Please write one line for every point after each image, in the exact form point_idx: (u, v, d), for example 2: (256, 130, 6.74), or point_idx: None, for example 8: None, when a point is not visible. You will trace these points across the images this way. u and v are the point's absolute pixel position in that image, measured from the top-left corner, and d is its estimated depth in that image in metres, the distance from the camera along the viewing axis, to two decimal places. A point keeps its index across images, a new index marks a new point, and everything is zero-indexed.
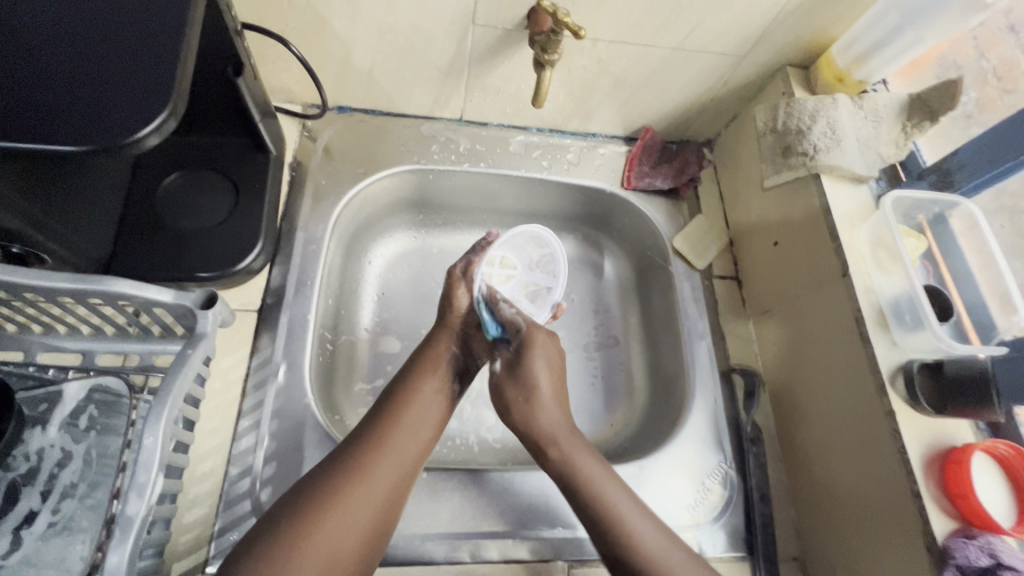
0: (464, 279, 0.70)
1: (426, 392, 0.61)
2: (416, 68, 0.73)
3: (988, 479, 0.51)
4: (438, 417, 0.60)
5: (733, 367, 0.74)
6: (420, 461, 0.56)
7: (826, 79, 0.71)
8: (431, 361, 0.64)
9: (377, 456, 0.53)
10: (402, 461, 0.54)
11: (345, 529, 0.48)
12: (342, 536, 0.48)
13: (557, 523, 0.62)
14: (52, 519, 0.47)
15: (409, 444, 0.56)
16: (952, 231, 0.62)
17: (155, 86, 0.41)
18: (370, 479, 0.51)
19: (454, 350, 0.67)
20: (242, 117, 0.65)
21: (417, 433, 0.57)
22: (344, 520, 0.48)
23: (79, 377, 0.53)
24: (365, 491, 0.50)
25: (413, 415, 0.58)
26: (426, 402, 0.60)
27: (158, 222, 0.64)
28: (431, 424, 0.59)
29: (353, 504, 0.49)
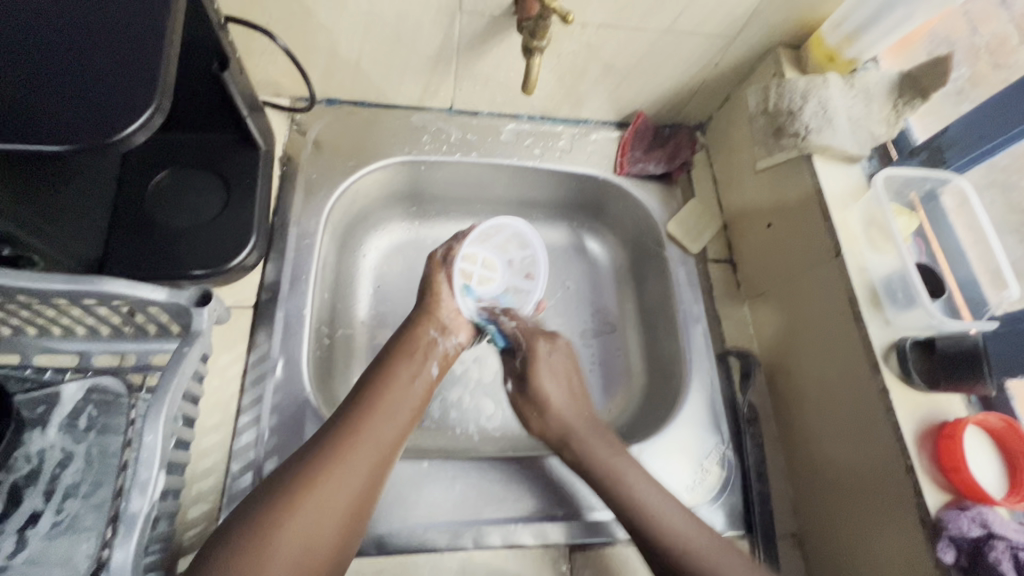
0: (445, 265, 0.70)
1: (403, 377, 0.60)
2: (404, 58, 0.72)
3: (980, 452, 0.52)
4: (415, 399, 0.60)
5: (728, 349, 0.75)
6: (398, 444, 0.57)
7: (817, 59, 0.71)
8: (409, 344, 0.64)
9: (348, 441, 0.53)
10: (377, 444, 0.54)
11: (319, 515, 0.48)
12: (316, 520, 0.48)
13: (591, 508, 0.63)
14: (56, 518, 0.48)
15: (385, 426, 0.56)
16: (944, 208, 0.62)
17: (139, 82, 0.40)
18: (343, 464, 0.51)
19: (433, 334, 0.66)
20: (230, 112, 0.64)
21: (393, 418, 0.57)
22: (314, 507, 0.49)
23: (77, 378, 0.52)
24: (338, 480, 0.51)
25: (391, 397, 0.58)
26: (402, 384, 0.60)
27: (149, 221, 0.63)
28: (408, 406, 0.59)
29: (326, 490, 0.50)
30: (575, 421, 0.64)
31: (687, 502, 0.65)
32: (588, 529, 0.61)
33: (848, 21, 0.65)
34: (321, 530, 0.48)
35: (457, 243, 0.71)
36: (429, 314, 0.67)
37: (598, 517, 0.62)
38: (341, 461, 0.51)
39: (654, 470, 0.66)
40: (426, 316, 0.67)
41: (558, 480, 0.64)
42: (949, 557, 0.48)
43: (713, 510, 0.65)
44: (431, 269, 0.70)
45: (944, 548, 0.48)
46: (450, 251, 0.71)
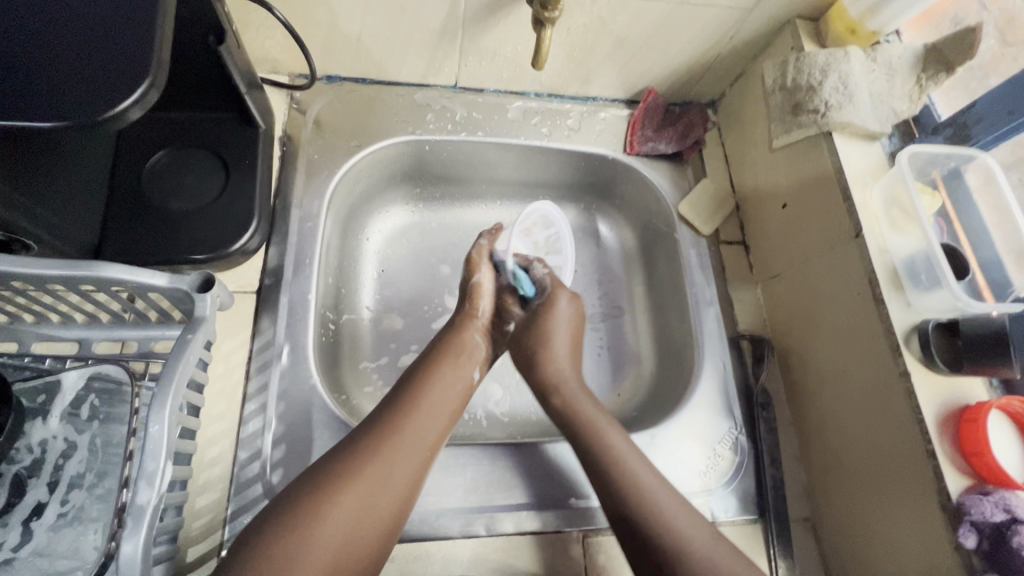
0: (486, 261, 0.70)
1: (445, 377, 0.59)
2: (408, 32, 0.69)
3: (1004, 438, 0.50)
4: (454, 404, 0.58)
5: (741, 333, 0.74)
6: (437, 451, 0.55)
7: (837, 32, 0.68)
8: (452, 346, 0.62)
9: (389, 449, 0.51)
10: (419, 452, 0.53)
11: (354, 522, 0.48)
12: (350, 528, 0.47)
13: (581, 495, 0.62)
14: (61, 509, 0.46)
15: (426, 433, 0.54)
16: (967, 186, 0.61)
17: (132, 54, 0.38)
18: (381, 471, 0.50)
19: (476, 338, 0.65)
20: (228, 89, 0.61)
21: (436, 423, 0.56)
22: (347, 515, 0.47)
23: (78, 367, 0.51)
24: (379, 486, 0.50)
25: (429, 402, 0.56)
26: (443, 387, 0.58)
27: (147, 204, 0.61)
28: (448, 411, 0.57)
29: (360, 497, 0.49)
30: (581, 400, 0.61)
31: (700, 487, 0.64)
32: (574, 517, 0.60)
33: None
34: (357, 538, 0.48)
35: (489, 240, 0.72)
36: (474, 321, 0.66)
37: (586, 506, 0.61)
38: (379, 468, 0.50)
39: (667, 455, 0.65)
40: (470, 319, 0.66)
41: (560, 468, 0.63)
42: (971, 542, 0.47)
43: (725, 495, 0.64)
44: (470, 268, 0.70)
45: (966, 533, 0.47)
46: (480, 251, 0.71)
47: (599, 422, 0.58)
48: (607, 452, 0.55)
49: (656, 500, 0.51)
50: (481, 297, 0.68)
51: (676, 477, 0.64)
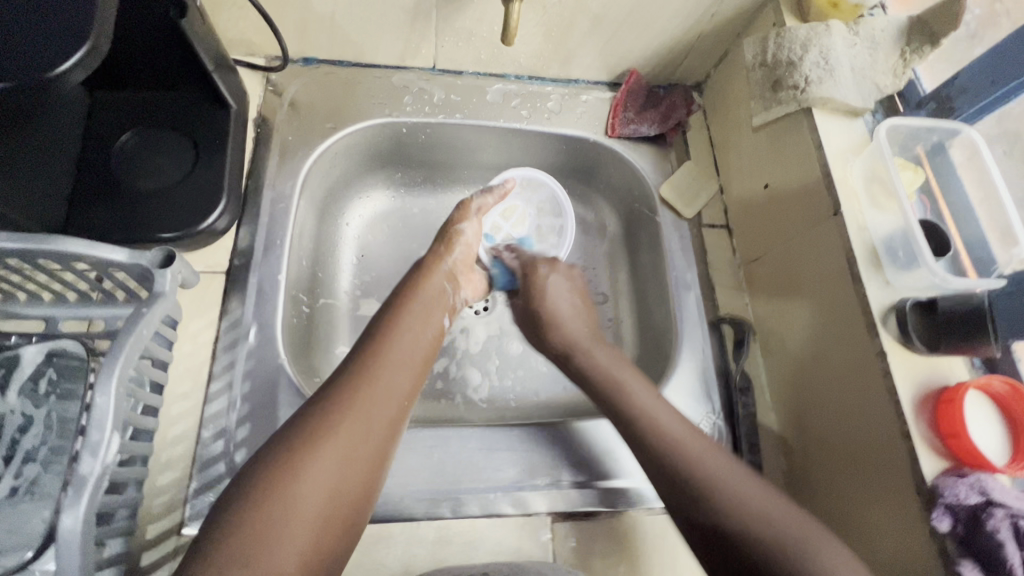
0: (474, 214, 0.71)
1: (415, 323, 0.58)
2: (380, 11, 0.68)
3: (982, 418, 0.49)
4: (427, 344, 0.58)
5: (722, 317, 0.72)
6: (416, 386, 0.54)
7: (818, 6, 0.65)
8: (422, 288, 0.62)
9: (369, 376, 0.50)
10: (397, 390, 0.51)
11: (350, 447, 0.46)
12: (345, 453, 0.45)
13: (615, 476, 0.61)
14: (14, 483, 0.46)
15: (403, 363, 0.53)
16: (952, 162, 0.59)
17: (73, 14, 0.38)
18: (367, 397, 0.49)
19: (445, 284, 0.64)
20: (195, 67, 0.61)
21: (410, 364, 0.54)
22: (343, 442, 0.46)
23: (38, 342, 0.51)
24: (362, 421, 0.48)
25: (404, 337, 0.56)
26: (415, 325, 0.58)
27: (115, 183, 0.61)
28: (421, 349, 0.57)
29: (354, 424, 0.47)
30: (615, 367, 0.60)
31: None
32: (605, 496, 0.60)
33: None
34: (354, 465, 0.45)
35: (493, 198, 0.73)
36: (441, 263, 0.66)
37: (615, 488, 0.61)
38: (363, 394, 0.49)
39: None
40: (438, 263, 0.65)
41: (598, 447, 0.63)
42: (945, 526, 0.45)
43: None
44: (459, 213, 0.71)
45: (941, 517, 0.46)
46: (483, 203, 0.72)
47: (625, 387, 0.58)
48: (636, 413, 0.55)
49: (690, 454, 0.50)
50: (458, 244, 0.68)
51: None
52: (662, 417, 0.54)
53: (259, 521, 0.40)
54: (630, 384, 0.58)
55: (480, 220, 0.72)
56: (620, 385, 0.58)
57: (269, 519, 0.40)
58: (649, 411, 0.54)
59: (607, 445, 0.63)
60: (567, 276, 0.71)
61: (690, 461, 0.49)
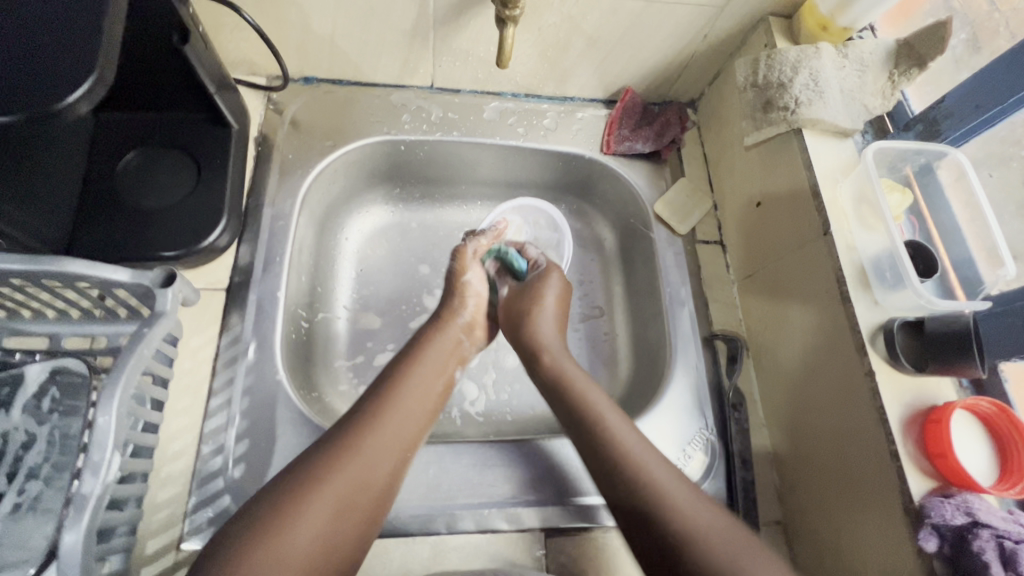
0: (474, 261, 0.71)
1: (426, 374, 0.60)
2: (379, 33, 0.70)
3: (970, 438, 0.50)
4: (437, 395, 0.60)
5: (715, 333, 0.73)
6: (421, 435, 0.56)
7: (809, 28, 0.67)
8: (435, 332, 0.65)
9: (371, 428, 0.53)
10: (399, 445, 0.53)
11: (345, 499, 0.48)
12: (338, 505, 0.48)
13: (595, 493, 0.61)
14: (18, 499, 0.47)
15: (408, 414, 0.56)
16: (940, 183, 0.59)
17: (81, 49, 0.39)
18: (368, 451, 0.51)
19: (461, 338, 0.66)
20: (198, 90, 0.62)
21: (416, 415, 0.56)
22: (343, 490, 0.48)
23: (42, 359, 0.52)
24: (359, 473, 0.50)
25: (413, 389, 0.58)
26: (425, 374, 0.60)
27: (118, 202, 0.62)
28: (431, 398, 0.59)
29: (352, 476, 0.49)
30: (598, 402, 0.57)
31: None
32: (580, 513, 0.60)
33: None
34: (348, 516, 0.48)
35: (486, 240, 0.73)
36: (456, 317, 0.67)
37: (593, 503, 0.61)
38: (365, 448, 0.51)
39: None
40: (454, 316, 0.67)
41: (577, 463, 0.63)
42: (932, 546, 0.46)
43: None
44: (459, 263, 0.70)
45: (927, 537, 0.46)
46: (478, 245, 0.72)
47: (609, 424, 0.55)
48: (617, 455, 0.52)
49: (670, 497, 0.48)
50: (470, 296, 0.69)
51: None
52: (646, 460, 0.51)
53: None
54: (610, 420, 0.55)
55: (480, 266, 0.72)
56: (601, 422, 0.55)
57: (260, 573, 0.42)
58: (643, 457, 0.51)
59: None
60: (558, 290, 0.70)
61: (674, 507, 0.47)
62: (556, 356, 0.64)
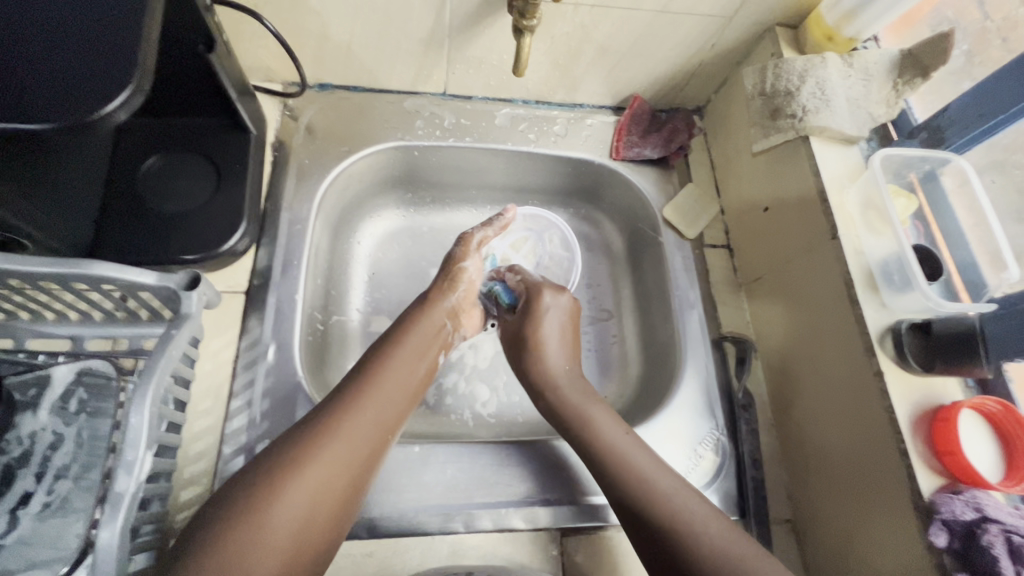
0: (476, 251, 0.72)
1: (405, 355, 0.60)
2: (396, 41, 0.71)
3: (977, 437, 0.51)
4: (416, 381, 0.59)
5: (724, 335, 0.74)
6: (399, 422, 0.56)
7: (815, 37, 0.69)
8: (424, 316, 0.65)
9: (350, 410, 0.52)
10: (379, 423, 0.54)
11: (325, 480, 0.48)
12: (320, 487, 0.47)
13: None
14: (47, 499, 0.48)
15: (386, 400, 0.55)
16: (944, 188, 0.61)
17: (120, 59, 0.40)
18: (348, 431, 0.51)
19: (446, 323, 0.67)
20: (220, 96, 0.63)
21: (396, 397, 0.56)
22: (326, 465, 0.48)
23: (69, 361, 0.53)
24: (342, 450, 0.50)
25: (395, 370, 0.58)
26: (405, 360, 0.60)
27: (140, 206, 0.63)
28: (411, 383, 0.59)
29: (333, 455, 0.49)
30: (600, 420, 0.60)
31: None
32: (589, 513, 0.61)
33: None
34: (326, 496, 0.48)
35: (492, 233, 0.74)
36: (442, 301, 0.67)
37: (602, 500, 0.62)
38: (344, 427, 0.51)
39: None
40: (440, 302, 0.67)
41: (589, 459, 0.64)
42: (942, 541, 0.47)
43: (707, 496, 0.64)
44: (460, 250, 0.72)
45: (937, 532, 0.48)
46: (480, 240, 0.73)
47: (610, 439, 0.57)
48: (626, 471, 0.54)
49: (683, 514, 0.49)
50: (462, 282, 0.70)
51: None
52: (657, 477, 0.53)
53: (231, 550, 0.42)
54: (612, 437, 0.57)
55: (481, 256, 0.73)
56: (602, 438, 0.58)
57: (239, 553, 0.42)
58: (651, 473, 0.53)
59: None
60: (561, 306, 0.71)
61: (677, 516, 0.49)
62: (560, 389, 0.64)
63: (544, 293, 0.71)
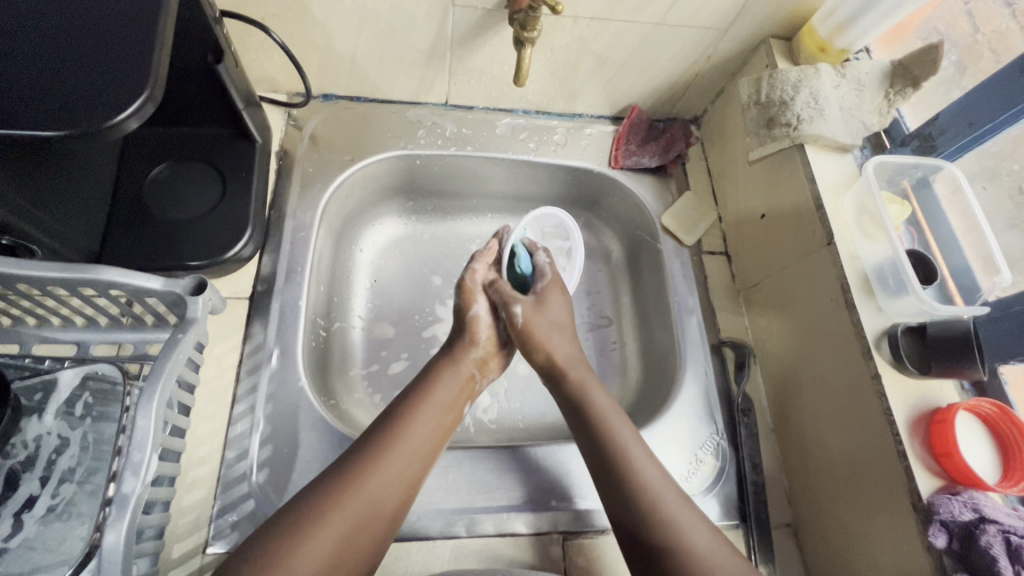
0: (484, 290, 0.68)
1: (436, 402, 0.59)
2: (399, 52, 0.73)
3: (973, 438, 0.52)
4: (444, 430, 0.58)
5: (723, 340, 0.75)
6: (423, 474, 0.55)
7: (809, 49, 0.71)
8: (449, 369, 0.63)
9: (368, 475, 0.51)
10: (406, 478, 0.53)
11: (336, 551, 0.46)
12: (345, 536, 0.47)
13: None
14: (52, 502, 0.48)
15: (420, 445, 0.55)
16: (936, 195, 0.63)
17: (133, 70, 0.41)
18: (364, 498, 0.50)
19: (474, 370, 0.64)
20: (227, 106, 0.65)
21: (424, 446, 0.56)
22: (351, 516, 0.48)
23: (74, 365, 0.53)
24: (368, 501, 0.50)
25: (426, 416, 0.57)
26: (434, 412, 0.58)
27: (147, 213, 0.64)
28: (437, 434, 0.57)
29: (345, 528, 0.48)
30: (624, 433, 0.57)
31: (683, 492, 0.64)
32: (578, 519, 0.61)
33: (839, 10, 0.65)
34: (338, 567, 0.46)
35: (480, 266, 0.69)
36: (469, 349, 0.65)
37: (588, 508, 0.62)
38: (358, 496, 0.49)
39: None
40: (467, 352, 0.65)
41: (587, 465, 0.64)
42: (941, 541, 0.48)
43: (707, 500, 0.64)
44: (464, 297, 0.67)
45: (936, 532, 0.48)
46: (474, 276, 0.68)
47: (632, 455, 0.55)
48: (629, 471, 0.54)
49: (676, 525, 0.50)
50: (481, 329, 0.66)
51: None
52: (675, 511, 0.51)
53: None
54: (639, 460, 0.55)
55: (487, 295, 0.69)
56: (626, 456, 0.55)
57: None
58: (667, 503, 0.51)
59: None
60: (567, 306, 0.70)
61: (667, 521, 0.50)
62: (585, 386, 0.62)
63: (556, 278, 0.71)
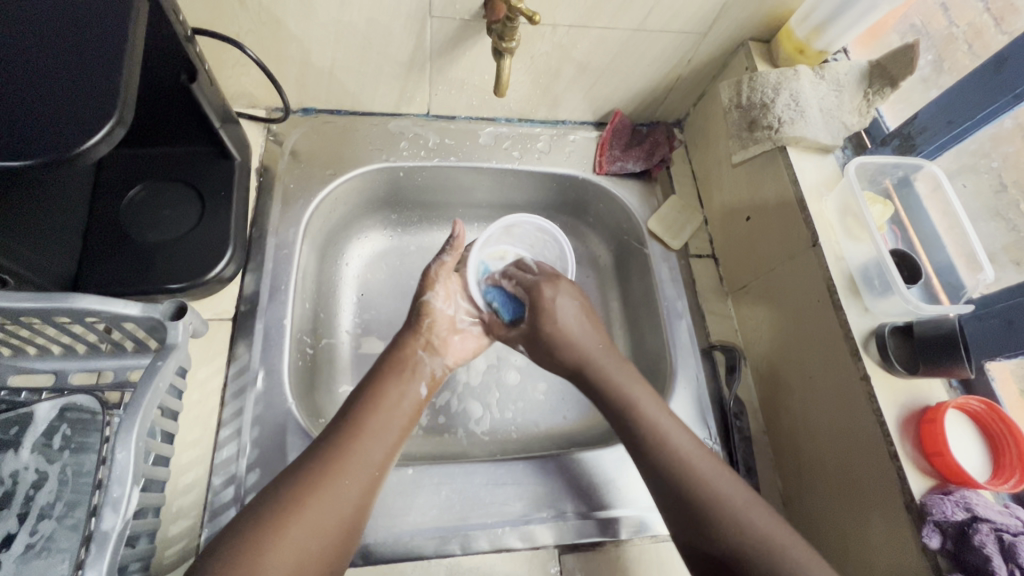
0: (439, 279, 0.67)
1: (392, 396, 0.59)
2: (378, 64, 0.72)
3: (962, 436, 0.53)
4: (403, 418, 0.58)
5: (713, 344, 0.75)
6: (388, 461, 0.55)
7: (786, 51, 0.71)
8: (398, 361, 0.62)
9: (337, 460, 0.52)
10: (367, 469, 0.53)
11: (317, 526, 0.48)
12: (314, 530, 0.47)
13: (594, 506, 0.62)
14: (30, 540, 0.47)
15: (376, 445, 0.54)
16: (917, 194, 0.64)
17: (100, 94, 0.39)
18: (332, 485, 0.50)
19: (420, 353, 0.64)
20: (203, 124, 0.64)
21: (384, 436, 0.56)
22: (315, 512, 0.48)
23: (51, 398, 0.51)
24: (331, 495, 0.50)
25: (383, 408, 0.57)
26: (389, 406, 0.58)
27: (123, 236, 0.63)
28: (397, 420, 0.58)
29: (315, 518, 0.48)
30: (648, 406, 0.57)
31: None
32: (578, 528, 0.61)
33: (816, 12, 0.66)
34: (314, 551, 0.47)
35: (450, 257, 0.67)
36: (415, 337, 0.65)
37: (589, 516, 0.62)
38: (324, 487, 0.50)
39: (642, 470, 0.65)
40: (412, 341, 0.65)
41: (575, 478, 0.64)
42: (934, 542, 0.48)
43: None
44: (422, 286, 0.68)
45: (930, 534, 0.48)
46: (442, 268, 0.68)
47: (669, 436, 0.54)
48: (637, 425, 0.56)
49: (721, 495, 0.50)
50: (433, 313, 0.66)
51: (616, 494, 0.63)
52: (715, 478, 0.51)
53: None
54: (656, 417, 0.56)
55: (452, 283, 0.68)
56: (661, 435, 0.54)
57: None
58: (701, 464, 0.52)
59: (587, 480, 0.64)
60: (567, 292, 0.64)
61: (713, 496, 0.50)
62: (603, 369, 0.60)
63: (544, 288, 0.63)
